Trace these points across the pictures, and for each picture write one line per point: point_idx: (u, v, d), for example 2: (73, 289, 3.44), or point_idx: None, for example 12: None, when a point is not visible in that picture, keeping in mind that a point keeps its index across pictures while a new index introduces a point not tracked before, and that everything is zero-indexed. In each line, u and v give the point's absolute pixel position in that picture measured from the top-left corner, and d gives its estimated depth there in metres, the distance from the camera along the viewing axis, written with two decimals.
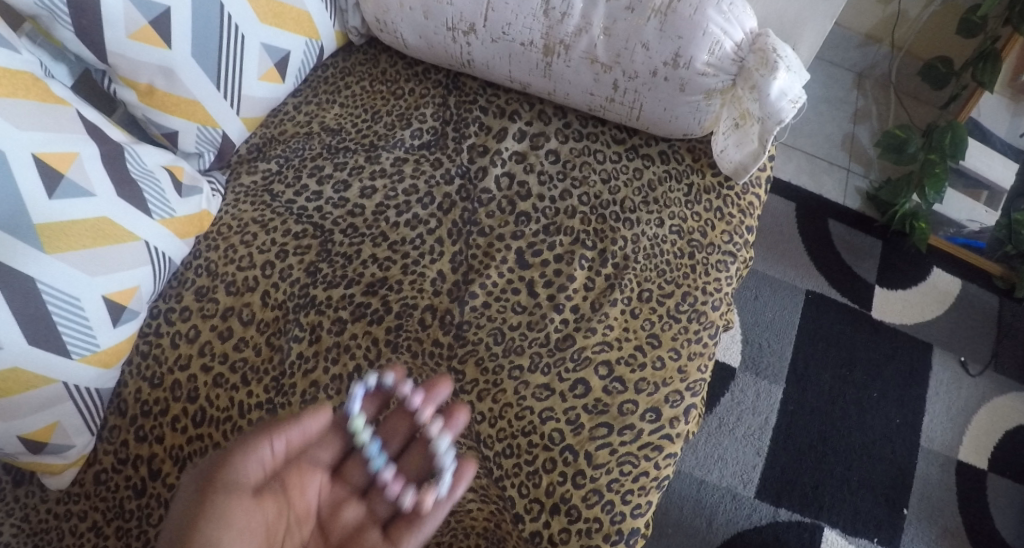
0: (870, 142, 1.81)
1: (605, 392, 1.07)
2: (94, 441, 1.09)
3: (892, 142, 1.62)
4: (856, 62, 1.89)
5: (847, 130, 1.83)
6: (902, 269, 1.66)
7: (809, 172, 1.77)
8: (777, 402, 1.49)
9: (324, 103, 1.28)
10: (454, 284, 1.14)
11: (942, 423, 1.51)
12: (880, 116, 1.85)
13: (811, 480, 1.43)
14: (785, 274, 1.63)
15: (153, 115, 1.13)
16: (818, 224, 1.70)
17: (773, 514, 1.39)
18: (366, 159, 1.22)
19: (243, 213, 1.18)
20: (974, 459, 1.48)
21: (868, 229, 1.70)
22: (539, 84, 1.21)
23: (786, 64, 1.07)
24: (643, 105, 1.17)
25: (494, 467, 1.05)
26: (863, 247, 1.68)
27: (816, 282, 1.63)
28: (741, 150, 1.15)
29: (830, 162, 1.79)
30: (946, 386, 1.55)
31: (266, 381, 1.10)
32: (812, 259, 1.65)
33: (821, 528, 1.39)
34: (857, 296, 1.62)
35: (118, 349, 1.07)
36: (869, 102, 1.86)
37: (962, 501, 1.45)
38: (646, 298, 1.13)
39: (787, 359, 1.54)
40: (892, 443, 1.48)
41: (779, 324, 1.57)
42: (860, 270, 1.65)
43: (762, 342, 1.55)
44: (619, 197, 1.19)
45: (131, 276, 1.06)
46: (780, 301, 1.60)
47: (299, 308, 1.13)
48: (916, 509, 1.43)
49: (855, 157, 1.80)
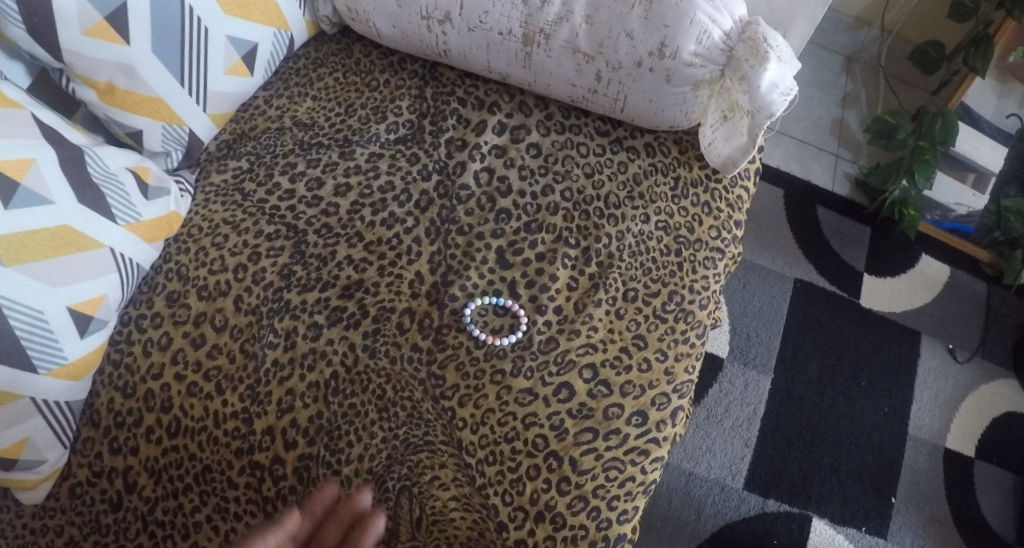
0: (859, 127, 1.78)
1: (590, 396, 1.05)
2: (67, 454, 1.06)
3: (882, 127, 1.59)
4: (845, 45, 1.85)
5: (835, 114, 1.80)
6: (890, 255, 1.64)
7: (797, 158, 1.74)
8: (765, 393, 1.48)
9: (296, 96, 1.23)
10: (433, 286, 1.11)
11: (929, 411, 1.51)
12: (869, 100, 1.82)
13: (798, 470, 1.43)
14: (773, 263, 1.61)
15: (115, 115, 1.07)
16: (806, 210, 1.67)
17: (761, 505, 1.39)
18: (339, 155, 1.17)
19: (213, 214, 1.14)
20: (961, 446, 1.48)
21: (857, 215, 1.68)
22: (519, 75, 1.16)
23: (777, 54, 1.03)
24: (628, 96, 1.12)
25: (477, 475, 1.03)
26: (851, 234, 1.66)
27: (803, 269, 1.61)
28: (730, 144, 1.12)
29: (819, 148, 1.76)
30: (933, 373, 1.54)
31: (241, 389, 1.06)
32: (800, 246, 1.63)
33: (809, 518, 1.39)
34: (845, 284, 1.60)
35: (87, 360, 1.03)
36: (857, 86, 1.84)
37: (948, 488, 1.45)
38: (632, 298, 1.10)
39: (775, 348, 1.52)
40: (879, 432, 1.48)
41: (766, 313, 1.56)
42: (849, 257, 1.63)
43: (749, 331, 1.54)
44: (603, 191, 1.16)
45: (97, 286, 1.02)
46: (768, 290, 1.58)
47: (274, 313, 1.09)
48: (903, 496, 1.43)
49: (844, 142, 1.77)
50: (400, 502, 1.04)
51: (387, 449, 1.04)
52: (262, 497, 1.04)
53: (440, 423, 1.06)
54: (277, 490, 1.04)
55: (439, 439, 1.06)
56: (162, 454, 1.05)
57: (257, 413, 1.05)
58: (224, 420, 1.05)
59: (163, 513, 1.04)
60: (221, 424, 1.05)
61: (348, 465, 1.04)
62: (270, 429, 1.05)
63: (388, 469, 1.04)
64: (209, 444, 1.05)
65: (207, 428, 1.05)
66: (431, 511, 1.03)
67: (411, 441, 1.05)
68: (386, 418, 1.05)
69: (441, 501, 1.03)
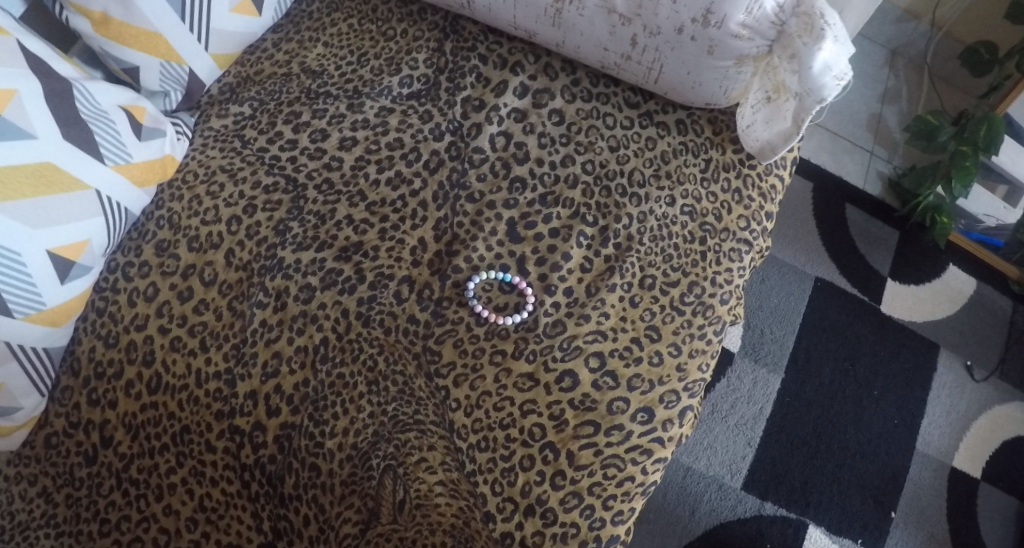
0: (898, 124, 1.67)
1: (595, 387, 0.98)
2: (44, 402, 1.01)
3: (922, 128, 1.47)
4: (891, 38, 1.73)
5: (874, 109, 1.69)
6: (917, 261, 1.55)
7: (830, 151, 1.64)
8: (774, 392, 1.41)
9: (307, 41, 1.15)
10: (436, 255, 1.04)
11: (940, 427, 1.42)
12: (911, 98, 1.70)
13: (800, 475, 1.36)
14: (795, 259, 1.52)
15: (110, 48, 1.01)
16: (834, 207, 1.58)
17: (758, 507, 1.32)
18: (348, 107, 1.10)
19: (210, 160, 1.07)
20: (968, 466, 1.40)
21: (886, 217, 1.58)
22: (547, 34, 1.07)
23: (834, 33, 0.93)
24: (664, 66, 1.03)
25: (467, 461, 0.97)
26: (879, 237, 1.56)
27: (826, 268, 1.52)
28: (771, 128, 1.02)
29: (853, 142, 1.65)
30: (949, 388, 1.46)
31: (225, 348, 1.01)
32: (825, 244, 1.54)
33: (806, 525, 1.32)
34: (867, 288, 1.51)
35: (67, 307, 0.98)
36: (900, 81, 1.71)
37: (950, 508, 1.37)
38: (648, 285, 1.02)
39: (789, 347, 1.45)
40: (888, 443, 1.40)
41: (783, 311, 1.47)
42: (874, 259, 1.54)
43: (764, 327, 1.46)
44: (628, 167, 1.07)
45: (81, 229, 0.96)
46: (787, 286, 1.49)
47: (265, 270, 1.03)
48: (903, 511, 1.36)
49: (880, 139, 1.66)
50: (384, 482, 0.96)
51: (374, 425, 0.98)
52: (239, 464, 0.99)
53: (432, 402, 0.99)
54: (255, 458, 0.98)
55: (430, 419, 0.98)
56: (140, 410, 1.00)
57: (240, 375, 1.00)
58: (206, 380, 1.00)
59: (138, 471, 1.00)
60: (202, 384, 1.00)
61: (332, 438, 0.97)
62: (254, 394, 0.99)
63: (373, 446, 0.97)
64: (189, 403, 1.00)
65: (188, 386, 1.00)
66: (415, 494, 0.95)
67: (400, 419, 0.98)
68: (376, 392, 0.99)
69: (427, 485, 0.96)
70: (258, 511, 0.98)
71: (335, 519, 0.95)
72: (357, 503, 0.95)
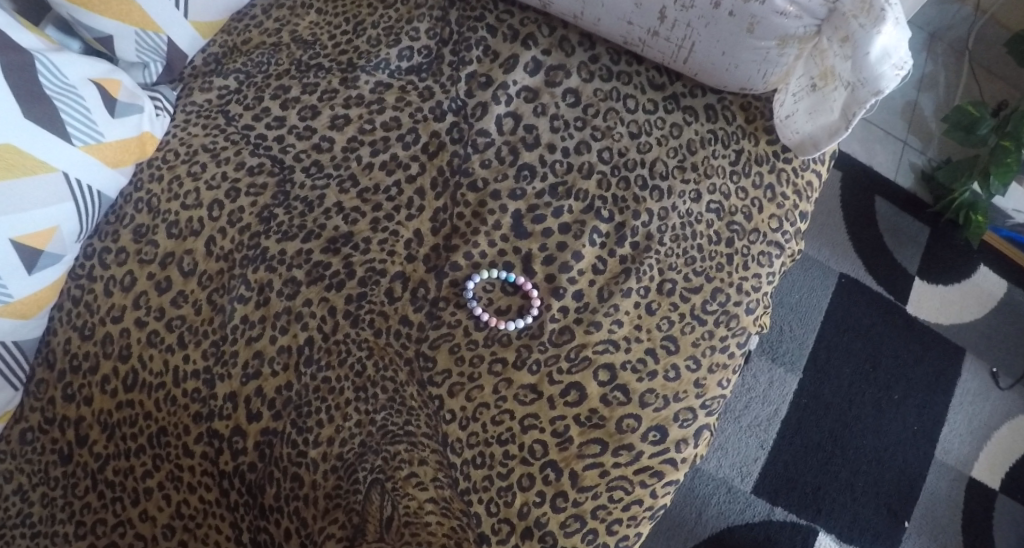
0: (933, 114, 1.52)
1: (603, 403, 0.88)
2: (18, 396, 0.95)
3: (961, 119, 1.32)
4: (930, 21, 1.56)
5: (909, 96, 1.54)
6: (947, 261, 1.43)
7: (861, 140, 1.50)
8: (791, 393, 1.31)
9: (299, 8, 1.06)
10: (433, 249, 0.95)
11: (961, 436, 1.32)
12: (949, 85, 1.54)
13: (813, 480, 1.26)
14: (819, 252, 1.41)
15: (80, 15, 0.92)
16: (863, 198, 1.45)
17: (768, 512, 1.24)
18: (341, 82, 1.01)
19: (192, 138, 0.99)
20: (988, 477, 1.30)
21: (917, 212, 1.45)
22: (563, 4, 0.96)
23: (895, 15, 0.83)
24: (695, 45, 0.91)
25: (460, 478, 0.88)
26: (907, 233, 1.44)
27: (851, 264, 1.40)
28: (813, 121, 0.91)
29: (886, 131, 1.51)
30: (973, 395, 1.35)
31: (204, 345, 0.93)
32: (851, 237, 1.42)
33: (816, 532, 1.23)
34: (893, 286, 1.39)
35: (37, 299, 0.92)
36: (937, 68, 1.56)
37: (967, 520, 1.27)
38: (668, 291, 0.92)
39: (809, 346, 1.34)
40: (909, 450, 1.30)
41: (805, 308, 1.36)
42: (902, 257, 1.42)
43: (782, 324, 1.35)
44: (649, 157, 0.97)
45: (49, 216, 0.88)
46: (810, 280, 1.38)
47: (247, 261, 0.95)
48: (916, 522, 1.26)
49: (915, 129, 1.51)
50: (370, 496, 0.87)
51: (361, 435, 0.90)
52: (217, 470, 0.92)
53: (425, 412, 0.91)
54: (234, 465, 0.91)
55: (422, 430, 0.90)
56: (116, 408, 0.93)
57: (219, 375, 0.92)
58: (184, 378, 0.93)
59: (113, 473, 0.93)
60: (180, 383, 0.93)
61: (316, 447, 0.90)
62: (233, 396, 0.92)
63: (360, 458, 0.89)
64: (167, 403, 0.93)
65: (165, 385, 0.93)
66: (404, 511, 0.87)
67: (390, 430, 0.90)
68: (364, 399, 0.91)
69: (417, 502, 0.87)
70: (237, 521, 0.91)
71: (318, 534, 0.88)
72: (341, 518, 0.87)
